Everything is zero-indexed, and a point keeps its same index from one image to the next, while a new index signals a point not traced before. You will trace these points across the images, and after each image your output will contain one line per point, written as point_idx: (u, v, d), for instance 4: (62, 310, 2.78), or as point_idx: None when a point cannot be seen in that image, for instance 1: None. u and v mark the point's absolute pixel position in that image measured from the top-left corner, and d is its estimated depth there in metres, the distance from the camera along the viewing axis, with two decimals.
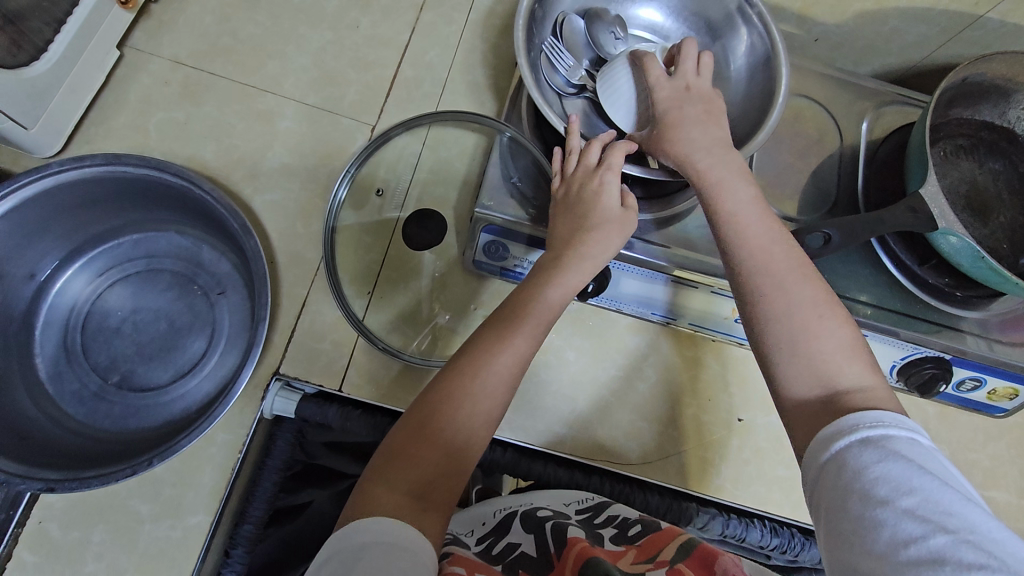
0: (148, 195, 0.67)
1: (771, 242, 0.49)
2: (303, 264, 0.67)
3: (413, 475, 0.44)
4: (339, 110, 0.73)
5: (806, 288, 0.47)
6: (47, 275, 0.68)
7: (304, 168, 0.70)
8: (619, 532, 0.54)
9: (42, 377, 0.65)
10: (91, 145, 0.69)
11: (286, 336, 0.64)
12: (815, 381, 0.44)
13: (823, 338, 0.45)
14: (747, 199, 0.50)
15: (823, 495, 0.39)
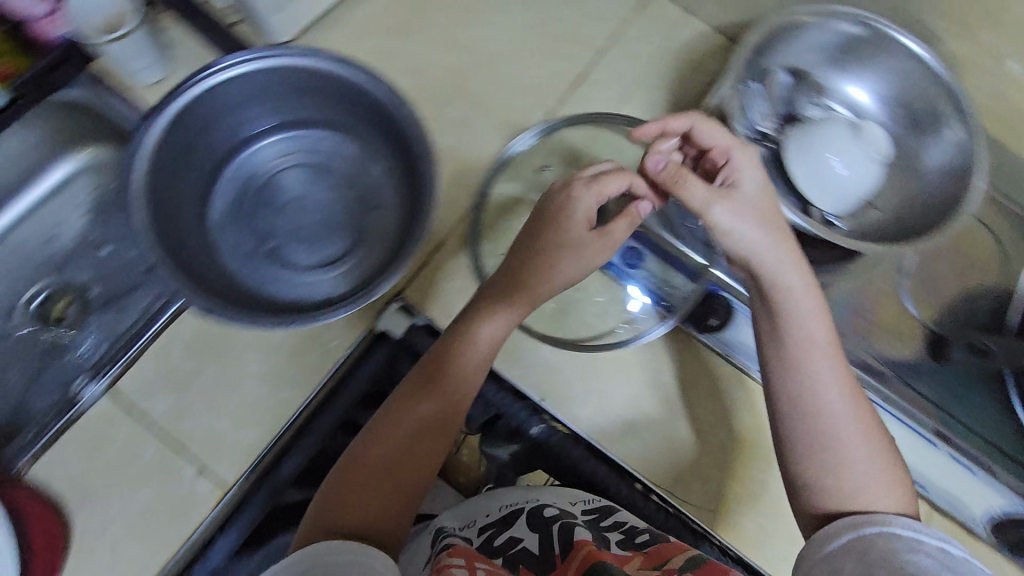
0: (346, 99, 0.74)
1: (818, 351, 0.59)
2: (468, 212, 0.83)
3: (372, 468, 0.57)
4: (525, 88, 0.88)
5: (852, 412, 0.58)
6: (250, 135, 0.78)
7: (497, 130, 0.87)
8: (625, 538, 0.65)
9: (211, 223, 0.77)
10: (324, 38, 0.89)
11: (421, 264, 0.81)
12: (850, 491, 0.56)
13: (857, 446, 0.57)
14: (822, 315, 0.61)
15: (865, 556, 0.51)
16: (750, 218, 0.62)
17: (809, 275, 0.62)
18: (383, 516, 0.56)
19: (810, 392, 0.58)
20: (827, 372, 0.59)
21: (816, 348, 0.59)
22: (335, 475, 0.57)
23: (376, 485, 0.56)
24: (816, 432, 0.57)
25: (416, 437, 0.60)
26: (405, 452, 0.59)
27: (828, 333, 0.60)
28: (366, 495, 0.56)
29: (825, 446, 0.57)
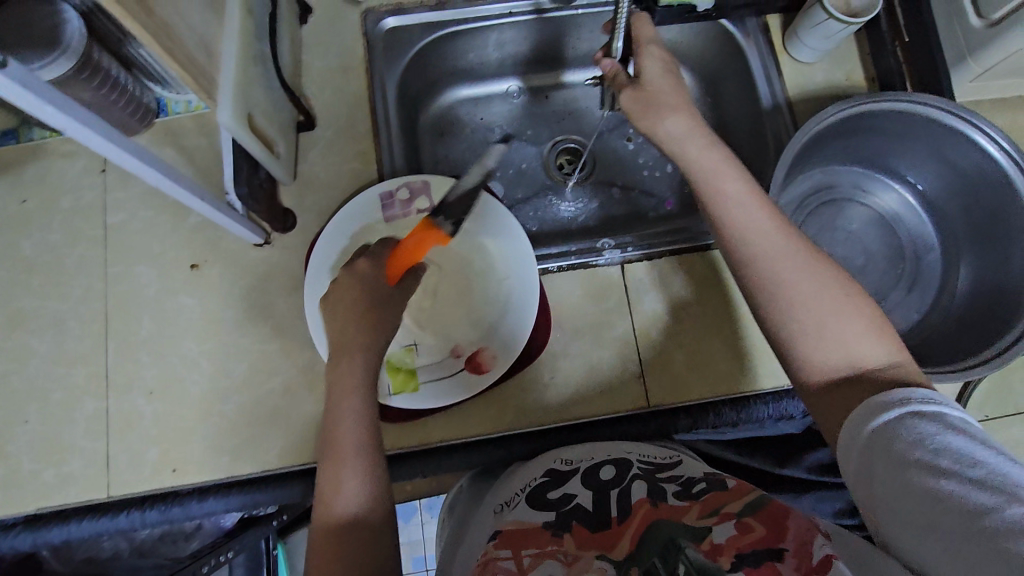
0: (553, 262, 0.75)
1: (769, 232, 0.56)
2: (627, 336, 0.72)
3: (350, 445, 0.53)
4: (687, 255, 0.75)
5: (798, 258, 0.55)
6: (613, 188, 0.89)
7: (659, 333, 0.73)
8: (683, 488, 0.55)
9: (576, 219, 0.88)
10: (618, 157, 0.91)
11: (570, 383, 0.71)
12: (826, 347, 0.52)
13: (814, 286, 0.53)
14: (731, 180, 0.58)
15: (869, 468, 0.46)
16: (669, 112, 0.62)
17: (689, 120, 0.61)
18: (361, 476, 0.52)
19: (736, 255, 0.57)
20: (751, 223, 0.56)
21: (726, 188, 0.58)
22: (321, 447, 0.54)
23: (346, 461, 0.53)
24: (755, 286, 0.55)
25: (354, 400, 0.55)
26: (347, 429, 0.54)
27: (741, 187, 0.58)
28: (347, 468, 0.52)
29: (778, 301, 0.54)
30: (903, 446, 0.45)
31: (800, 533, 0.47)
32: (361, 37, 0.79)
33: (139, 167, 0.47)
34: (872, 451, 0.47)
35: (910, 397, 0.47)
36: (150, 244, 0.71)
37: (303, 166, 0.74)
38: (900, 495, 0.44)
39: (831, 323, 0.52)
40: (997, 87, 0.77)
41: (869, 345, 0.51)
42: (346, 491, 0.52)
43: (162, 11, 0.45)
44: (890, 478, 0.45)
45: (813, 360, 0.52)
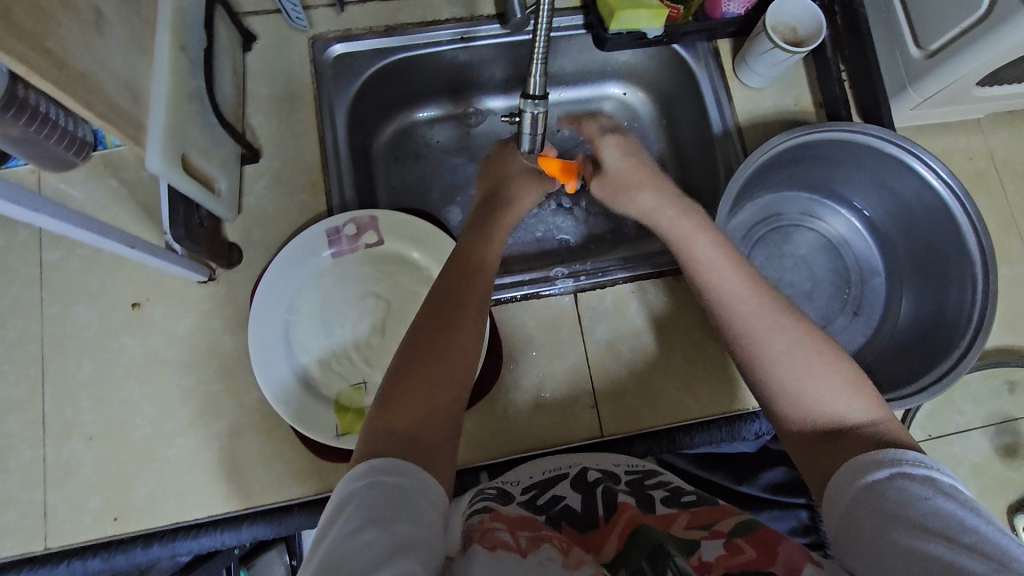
0: (507, 291, 0.75)
1: (742, 290, 0.57)
2: (581, 365, 0.73)
3: (435, 368, 0.52)
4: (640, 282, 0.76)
5: (777, 320, 0.55)
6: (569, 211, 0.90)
7: (612, 361, 0.73)
8: (671, 496, 0.56)
9: (533, 243, 0.88)
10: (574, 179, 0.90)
11: (525, 415, 0.71)
12: (809, 406, 0.52)
13: (792, 348, 0.53)
14: (705, 242, 0.60)
15: (857, 521, 0.45)
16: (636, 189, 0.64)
17: (657, 199, 0.63)
18: (430, 407, 0.50)
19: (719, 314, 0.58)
20: (733, 293, 0.57)
21: (708, 268, 0.59)
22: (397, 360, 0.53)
23: (434, 385, 0.51)
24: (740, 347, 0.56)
25: (455, 331, 0.54)
26: (440, 354, 0.53)
27: (713, 249, 0.59)
28: (427, 386, 0.51)
29: (762, 361, 0.54)
30: (892, 504, 0.44)
31: (792, 556, 0.46)
32: (309, 64, 0.78)
33: (18, 212, 0.44)
34: (860, 504, 0.45)
35: (904, 457, 0.46)
36: (89, 282, 0.69)
37: (249, 198, 0.72)
38: (884, 551, 0.42)
39: (812, 386, 0.52)
40: (936, 113, 0.79)
41: (849, 403, 0.51)
42: (412, 409, 0.50)
43: (81, 66, 0.44)
44: (876, 534, 0.43)
45: (796, 416, 0.52)
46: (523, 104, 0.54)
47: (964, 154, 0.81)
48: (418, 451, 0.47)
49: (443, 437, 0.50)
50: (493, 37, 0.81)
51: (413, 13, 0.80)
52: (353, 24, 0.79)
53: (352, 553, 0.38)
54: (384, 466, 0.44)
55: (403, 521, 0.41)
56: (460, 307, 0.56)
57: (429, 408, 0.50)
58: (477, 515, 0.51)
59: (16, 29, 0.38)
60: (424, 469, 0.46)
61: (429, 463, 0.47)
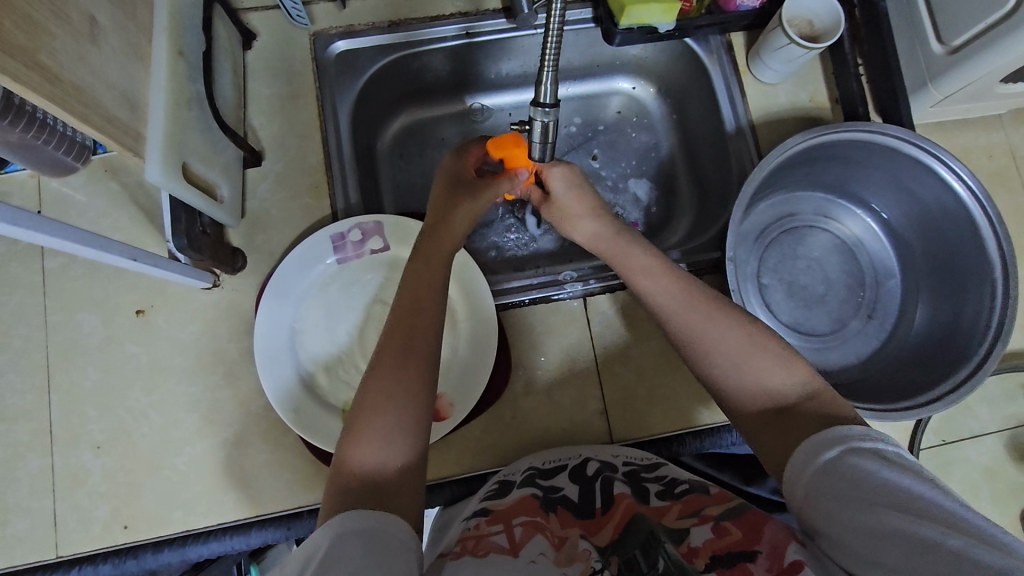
0: (516, 296, 0.74)
1: (682, 294, 0.59)
2: (589, 368, 0.72)
3: (386, 397, 0.52)
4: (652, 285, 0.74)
5: (709, 312, 0.57)
6: None
7: (621, 366, 0.72)
8: (666, 487, 0.56)
9: (543, 242, 0.87)
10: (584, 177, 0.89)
11: (533, 421, 0.70)
12: (748, 394, 0.54)
13: (725, 337, 0.56)
14: (642, 252, 0.63)
15: (816, 505, 0.45)
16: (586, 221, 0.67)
17: (598, 220, 0.66)
18: (393, 433, 0.51)
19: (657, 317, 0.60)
20: (666, 302, 0.59)
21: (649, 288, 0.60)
22: (359, 394, 0.53)
23: (387, 411, 0.51)
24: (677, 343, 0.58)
25: (408, 361, 0.54)
26: (394, 381, 0.53)
27: (671, 292, 0.59)
28: (381, 419, 0.51)
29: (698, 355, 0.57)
30: (847, 483, 0.44)
31: (776, 536, 0.46)
32: (311, 62, 0.76)
33: (17, 232, 0.42)
34: (820, 484, 0.46)
35: (853, 433, 0.47)
36: (92, 290, 0.68)
37: (252, 203, 0.71)
38: (846, 528, 0.43)
39: (746, 371, 0.54)
40: (956, 109, 0.76)
41: (786, 378, 0.53)
42: (370, 444, 0.50)
43: (75, 77, 0.43)
44: (837, 513, 0.44)
45: (740, 403, 0.54)
46: (533, 111, 0.53)
47: (984, 150, 0.79)
48: (380, 496, 0.47)
49: (405, 473, 0.50)
50: (500, 32, 0.79)
51: (417, 8, 0.78)
52: (355, 20, 0.77)
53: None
54: (345, 518, 0.44)
55: (377, 561, 0.41)
56: (411, 331, 0.56)
57: (388, 436, 0.51)
58: (474, 521, 0.53)
59: (5, 45, 0.37)
60: (385, 511, 0.46)
61: (390, 502, 0.47)
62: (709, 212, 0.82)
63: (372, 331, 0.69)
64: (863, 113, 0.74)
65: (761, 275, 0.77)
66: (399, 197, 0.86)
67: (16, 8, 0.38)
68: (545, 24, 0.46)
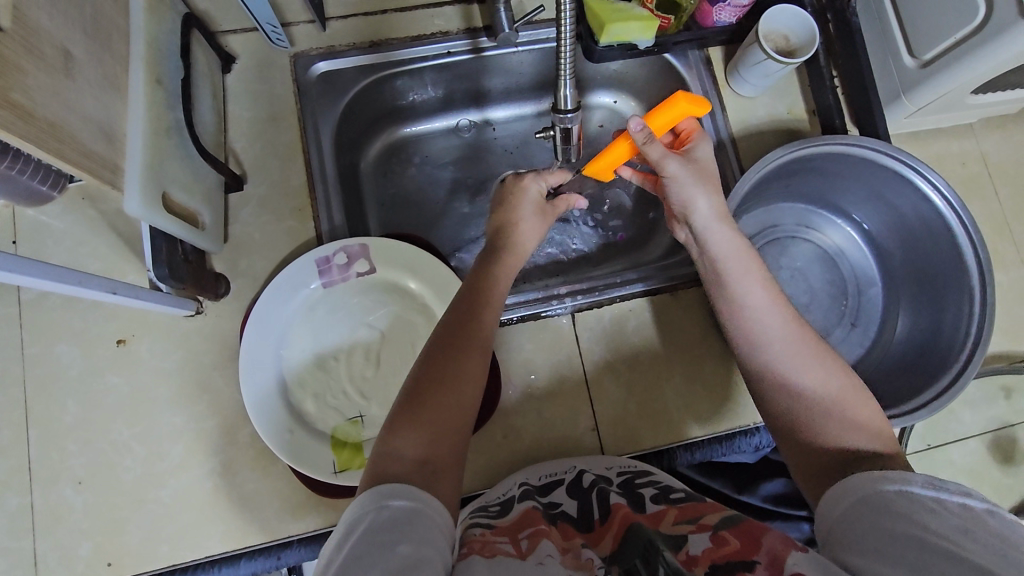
0: (506, 314, 0.74)
1: (766, 313, 0.57)
2: (577, 385, 0.72)
3: (449, 405, 0.52)
4: (638, 300, 0.75)
5: (812, 350, 0.56)
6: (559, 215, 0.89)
7: (611, 379, 0.72)
8: (661, 493, 0.57)
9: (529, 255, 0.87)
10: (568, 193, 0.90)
11: (524, 437, 0.70)
12: (827, 429, 0.52)
13: (818, 378, 0.54)
14: (745, 279, 0.59)
15: (854, 524, 0.45)
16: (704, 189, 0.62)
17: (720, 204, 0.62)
18: (440, 426, 0.51)
19: (740, 333, 0.59)
20: (760, 306, 0.58)
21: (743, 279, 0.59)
22: (407, 392, 0.53)
23: (439, 413, 0.52)
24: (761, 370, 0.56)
25: (465, 360, 0.54)
26: (454, 381, 0.53)
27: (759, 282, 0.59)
28: (439, 410, 0.52)
29: (776, 385, 0.55)
30: (897, 507, 0.44)
31: (775, 546, 0.45)
32: (292, 84, 0.75)
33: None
34: (864, 505, 0.46)
35: (910, 479, 0.45)
36: (71, 320, 0.66)
37: (235, 227, 0.70)
38: (878, 541, 0.43)
39: (826, 412, 0.53)
40: (929, 119, 0.78)
41: (863, 432, 0.52)
42: (424, 430, 0.50)
43: (50, 113, 0.43)
44: (869, 530, 0.44)
45: (810, 438, 0.53)
46: (556, 116, 0.62)
47: (957, 159, 0.80)
48: (431, 475, 0.48)
49: (456, 463, 0.51)
50: (482, 50, 0.79)
51: (397, 27, 0.78)
52: (336, 41, 0.77)
53: (369, 558, 0.39)
54: (391, 491, 0.45)
55: (417, 548, 0.41)
56: (466, 339, 0.56)
57: (443, 432, 0.51)
58: (478, 530, 0.52)
59: None
60: (432, 492, 0.46)
61: (438, 483, 0.48)
62: None
63: (360, 355, 0.68)
64: (840, 125, 0.76)
65: None
66: (384, 216, 0.85)
67: None
68: (558, 36, 0.54)
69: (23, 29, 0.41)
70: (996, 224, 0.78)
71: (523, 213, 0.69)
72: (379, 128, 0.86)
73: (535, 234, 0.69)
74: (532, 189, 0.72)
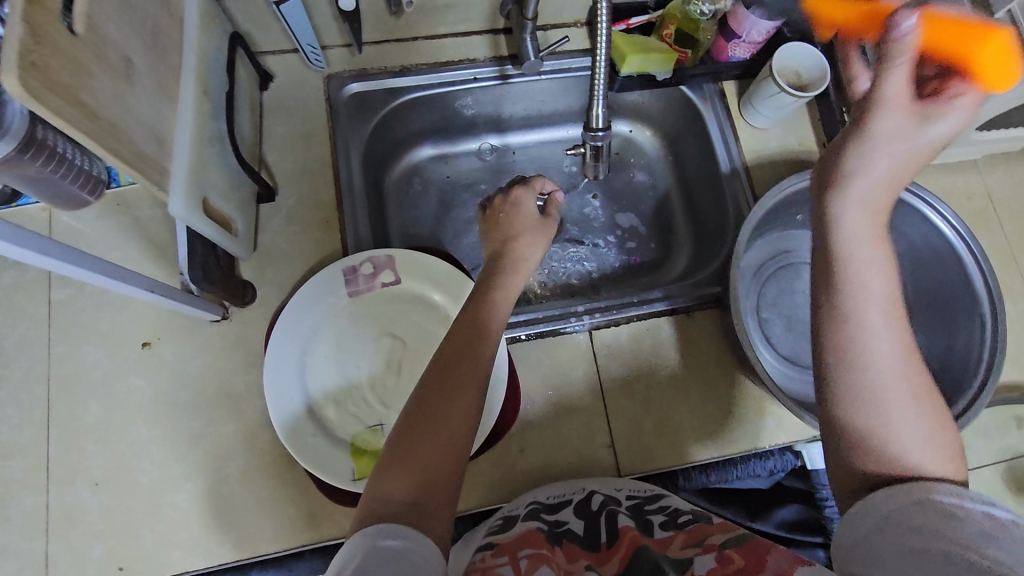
0: (526, 330, 0.75)
1: (882, 317, 0.50)
2: (593, 401, 0.72)
3: (436, 442, 0.51)
4: (654, 320, 0.76)
5: (914, 377, 0.48)
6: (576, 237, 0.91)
7: (627, 397, 0.72)
8: (669, 518, 0.57)
9: (545, 275, 0.88)
10: (584, 217, 0.92)
11: (540, 451, 0.70)
12: (905, 450, 0.46)
13: (911, 401, 0.47)
14: (876, 272, 0.51)
15: (876, 548, 0.44)
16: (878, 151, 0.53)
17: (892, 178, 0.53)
18: (429, 468, 0.50)
19: (846, 324, 0.50)
20: (875, 309, 0.50)
21: (871, 278, 0.51)
22: (395, 432, 0.53)
23: (430, 458, 0.50)
24: (851, 375, 0.49)
25: (458, 394, 0.54)
26: (441, 417, 0.52)
27: (882, 282, 0.51)
28: (427, 449, 0.51)
29: (860, 390, 0.48)
30: (922, 522, 0.43)
31: (781, 565, 0.45)
32: (324, 102, 0.79)
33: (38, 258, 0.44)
34: (888, 524, 0.44)
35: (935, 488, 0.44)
36: (99, 321, 0.68)
37: (263, 236, 0.72)
38: (905, 561, 0.42)
39: (918, 446, 0.46)
40: (935, 154, 0.81)
41: (947, 464, 0.47)
42: (408, 470, 0.50)
43: (111, 115, 0.45)
44: (893, 552, 0.43)
45: (881, 454, 0.47)
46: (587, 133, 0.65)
47: (963, 193, 0.83)
48: (419, 514, 0.47)
49: (448, 498, 0.50)
50: (507, 77, 0.83)
51: (427, 53, 0.82)
52: (368, 65, 0.80)
53: None
54: (379, 530, 0.45)
55: None
56: (465, 375, 0.55)
57: (432, 468, 0.50)
58: (479, 553, 0.52)
59: (49, 82, 0.38)
60: (420, 530, 0.46)
61: (427, 520, 0.47)
62: (705, 250, 0.85)
63: (381, 364, 0.69)
64: None
65: (761, 309, 0.79)
66: (405, 233, 0.87)
67: (60, 46, 0.39)
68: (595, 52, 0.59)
69: (93, 35, 0.43)
70: (1003, 257, 0.80)
71: (518, 226, 0.70)
72: (404, 148, 0.89)
73: (537, 243, 0.70)
74: (524, 200, 0.72)
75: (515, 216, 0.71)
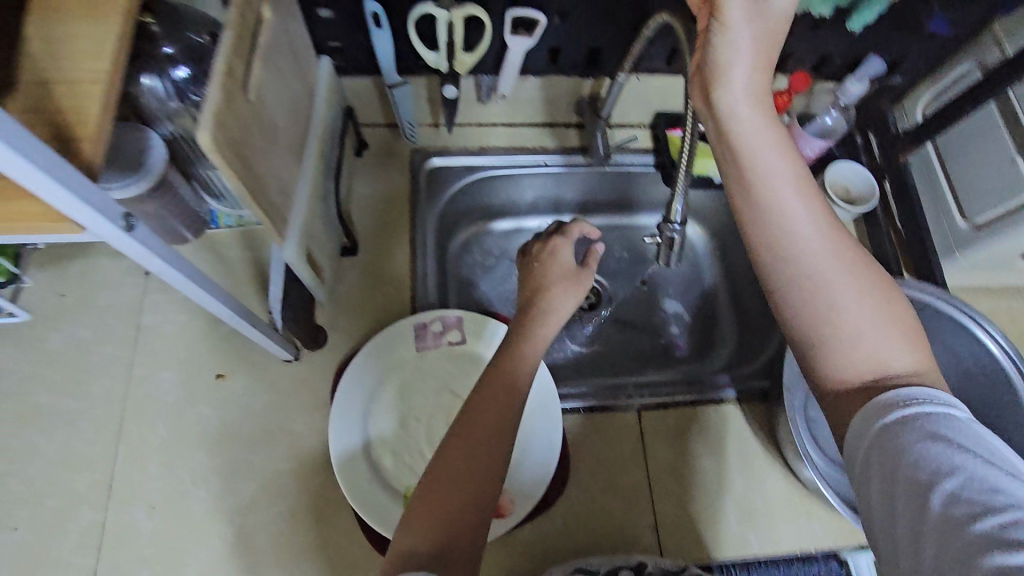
0: (580, 403, 0.76)
1: (793, 207, 0.45)
2: (638, 480, 0.73)
3: (461, 495, 0.48)
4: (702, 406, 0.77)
5: (850, 264, 0.44)
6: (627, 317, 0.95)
7: (671, 480, 0.73)
8: None
9: (594, 351, 0.91)
10: (635, 299, 0.96)
11: (582, 526, 0.70)
12: (850, 352, 0.43)
13: (852, 293, 0.43)
14: (780, 157, 0.45)
15: (872, 505, 0.40)
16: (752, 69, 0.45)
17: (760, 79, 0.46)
18: (454, 523, 0.47)
19: (766, 233, 0.45)
20: (789, 201, 0.45)
21: (769, 167, 0.45)
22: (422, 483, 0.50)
23: (455, 511, 0.48)
24: (781, 283, 0.45)
25: (488, 448, 0.51)
26: (467, 471, 0.49)
27: (786, 164, 0.45)
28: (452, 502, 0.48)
29: (795, 298, 0.44)
30: (899, 463, 0.39)
31: None
32: (409, 172, 0.86)
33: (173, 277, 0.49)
34: (873, 468, 0.40)
35: (901, 404, 0.40)
36: (179, 349, 0.72)
37: (340, 287, 0.78)
38: (893, 506, 0.38)
39: (864, 342, 0.43)
40: (979, 276, 0.85)
41: (903, 359, 0.43)
42: (434, 524, 0.47)
43: (260, 171, 0.51)
44: (882, 494, 0.39)
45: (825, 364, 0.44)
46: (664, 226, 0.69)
47: (1007, 315, 0.86)
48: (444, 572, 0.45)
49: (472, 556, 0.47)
50: (573, 164, 0.90)
51: (505, 139, 0.90)
52: (451, 143, 0.89)
53: None
54: None
55: None
56: (496, 428, 0.52)
57: (459, 525, 0.47)
58: None
59: (229, 141, 0.45)
60: None
61: None
62: (751, 343, 0.88)
63: (439, 421, 0.71)
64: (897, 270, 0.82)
65: None
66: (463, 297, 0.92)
67: (239, 113, 0.47)
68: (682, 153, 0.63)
69: (258, 104, 0.51)
70: None
71: (554, 278, 0.67)
72: None
73: (571, 296, 0.66)
74: (561, 250, 0.70)
75: (554, 268, 0.68)
